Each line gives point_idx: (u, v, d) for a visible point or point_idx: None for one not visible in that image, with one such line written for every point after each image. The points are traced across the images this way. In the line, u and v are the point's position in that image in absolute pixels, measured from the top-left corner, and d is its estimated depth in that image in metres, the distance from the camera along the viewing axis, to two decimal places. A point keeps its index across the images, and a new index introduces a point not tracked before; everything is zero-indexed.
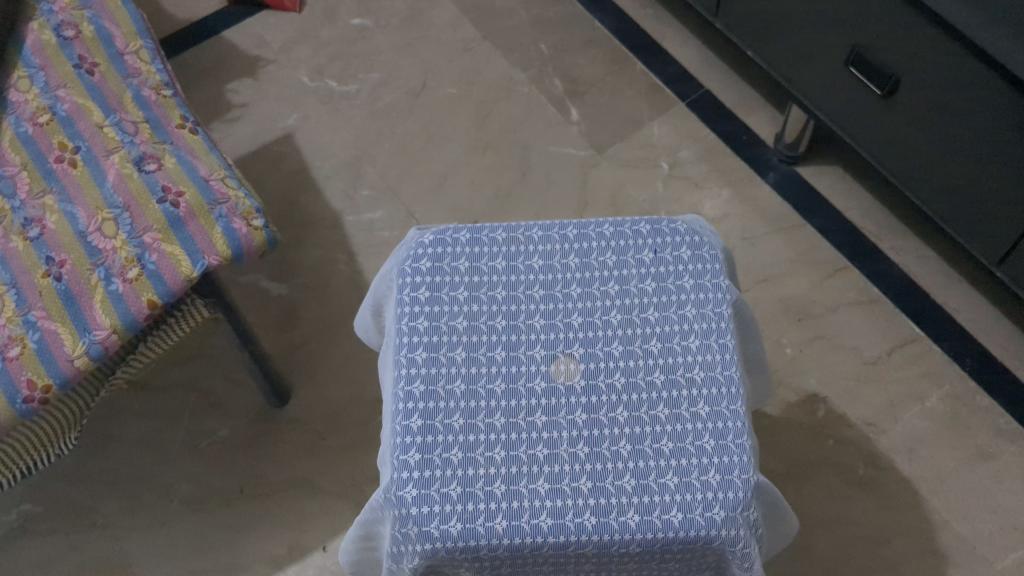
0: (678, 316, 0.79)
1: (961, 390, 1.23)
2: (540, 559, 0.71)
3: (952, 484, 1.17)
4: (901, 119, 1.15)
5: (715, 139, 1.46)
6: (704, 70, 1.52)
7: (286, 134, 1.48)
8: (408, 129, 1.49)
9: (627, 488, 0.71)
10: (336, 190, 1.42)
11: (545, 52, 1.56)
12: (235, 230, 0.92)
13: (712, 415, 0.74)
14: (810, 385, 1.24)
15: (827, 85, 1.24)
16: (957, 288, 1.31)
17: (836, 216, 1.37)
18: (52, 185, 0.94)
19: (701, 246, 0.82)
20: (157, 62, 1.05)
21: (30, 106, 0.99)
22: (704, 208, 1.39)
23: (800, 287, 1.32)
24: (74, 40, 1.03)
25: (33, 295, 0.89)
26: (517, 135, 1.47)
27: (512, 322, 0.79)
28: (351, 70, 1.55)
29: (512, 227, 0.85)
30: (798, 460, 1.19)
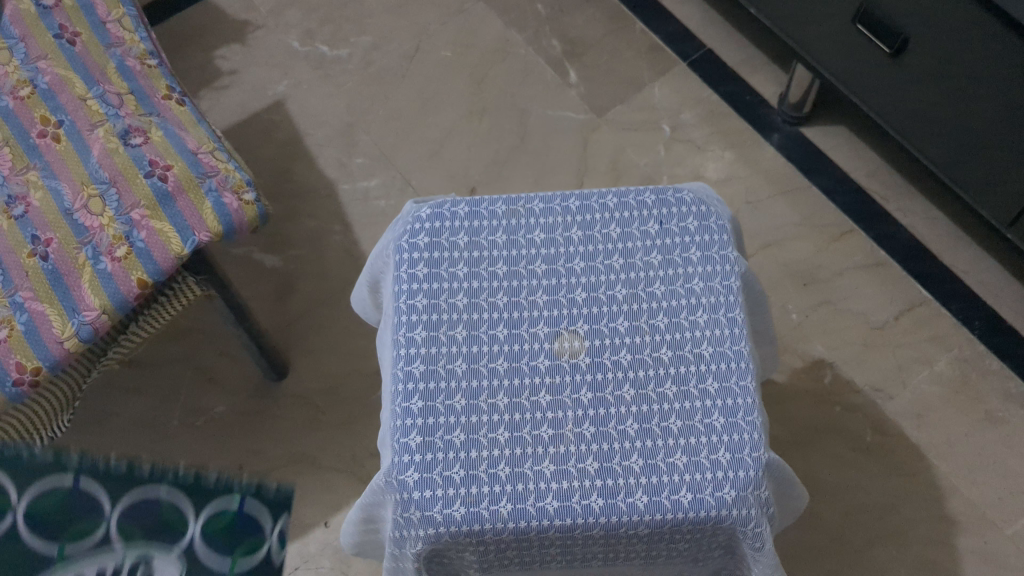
0: (685, 289, 0.76)
1: (970, 353, 1.21)
2: (547, 541, 0.70)
3: (961, 448, 1.15)
4: (911, 77, 1.12)
5: (717, 99, 1.42)
6: (705, 28, 1.48)
7: (276, 101, 1.45)
8: (401, 94, 1.45)
9: (636, 468, 0.69)
10: (330, 159, 1.39)
11: (542, 11, 1.52)
12: (226, 205, 0.89)
13: (722, 392, 0.72)
14: (817, 352, 1.22)
15: (832, 43, 1.21)
16: (965, 250, 1.28)
17: (842, 177, 1.34)
18: (35, 160, 0.92)
19: (707, 216, 0.80)
20: (141, 30, 1.01)
21: (10, 78, 0.96)
22: (707, 171, 1.36)
23: (806, 251, 1.29)
24: (54, 8, 1.00)
25: (19, 274, 0.86)
26: (515, 98, 1.44)
27: (514, 298, 0.77)
28: (341, 34, 1.51)
29: (512, 199, 0.82)
30: (805, 427, 1.18)
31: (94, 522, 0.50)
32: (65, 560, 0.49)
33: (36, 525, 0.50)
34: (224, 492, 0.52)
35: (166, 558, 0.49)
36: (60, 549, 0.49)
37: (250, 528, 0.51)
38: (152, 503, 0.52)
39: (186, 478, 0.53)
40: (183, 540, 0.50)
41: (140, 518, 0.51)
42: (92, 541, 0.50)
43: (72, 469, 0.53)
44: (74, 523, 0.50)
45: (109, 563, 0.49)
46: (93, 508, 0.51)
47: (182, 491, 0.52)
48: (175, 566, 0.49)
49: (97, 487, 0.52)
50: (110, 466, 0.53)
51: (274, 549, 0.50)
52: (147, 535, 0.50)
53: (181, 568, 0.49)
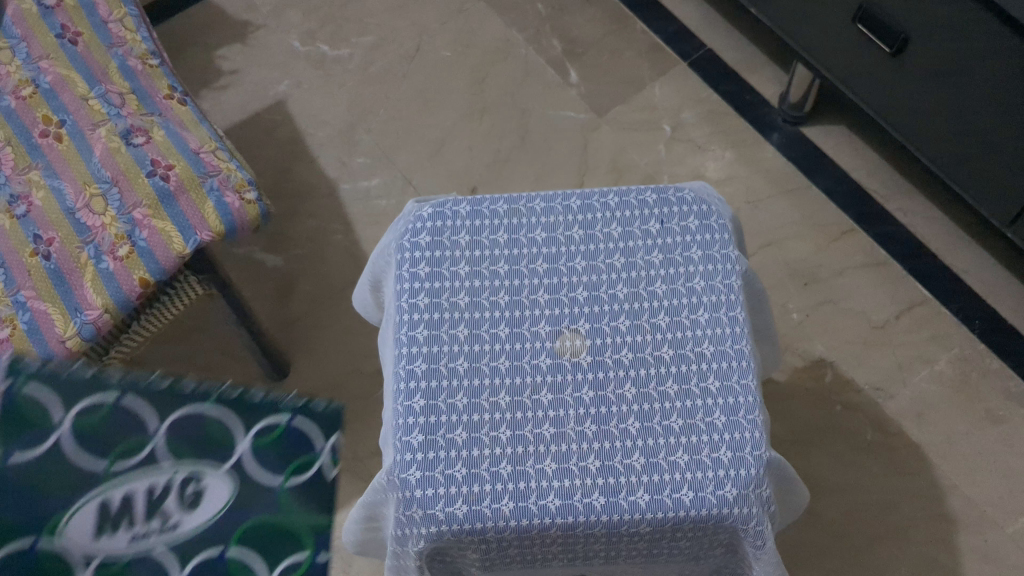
0: (686, 288, 0.77)
1: (970, 352, 1.21)
2: (548, 539, 0.70)
3: (962, 447, 1.16)
4: (911, 78, 1.12)
5: (718, 99, 1.42)
6: (705, 28, 1.49)
7: (277, 101, 1.45)
8: (402, 93, 1.45)
9: (637, 466, 0.69)
10: (331, 158, 1.39)
11: (542, 11, 1.52)
12: (227, 204, 0.89)
13: (723, 390, 0.72)
14: (818, 351, 1.23)
15: (833, 42, 1.21)
16: (966, 249, 1.29)
17: (842, 177, 1.35)
18: (37, 159, 0.92)
19: (708, 215, 0.80)
20: (142, 30, 1.01)
21: (12, 78, 0.96)
22: (708, 171, 1.36)
23: (807, 250, 1.29)
24: (56, 9, 1.00)
25: (21, 274, 0.86)
26: (515, 98, 1.44)
27: (516, 297, 0.77)
28: (342, 34, 1.51)
29: (513, 198, 0.82)
30: (807, 426, 1.18)
31: (140, 439, 0.44)
32: (112, 476, 0.43)
33: (79, 439, 0.43)
34: (272, 410, 0.48)
35: (220, 474, 0.45)
36: (108, 465, 0.43)
37: (302, 446, 0.48)
38: (198, 420, 0.46)
39: (233, 392, 0.48)
40: (232, 458, 0.46)
41: (187, 436, 0.45)
42: (137, 459, 0.44)
43: (111, 385, 0.45)
44: (119, 438, 0.44)
45: (159, 479, 0.43)
46: (135, 424, 0.45)
47: (229, 410, 0.47)
48: (227, 482, 0.45)
49: (141, 407, 0.45)
50: (149, 380, 0.47)
51: (327, 466, 0.48)
52: (197, 452, 0.45)
53: (235, 484, 0.45)
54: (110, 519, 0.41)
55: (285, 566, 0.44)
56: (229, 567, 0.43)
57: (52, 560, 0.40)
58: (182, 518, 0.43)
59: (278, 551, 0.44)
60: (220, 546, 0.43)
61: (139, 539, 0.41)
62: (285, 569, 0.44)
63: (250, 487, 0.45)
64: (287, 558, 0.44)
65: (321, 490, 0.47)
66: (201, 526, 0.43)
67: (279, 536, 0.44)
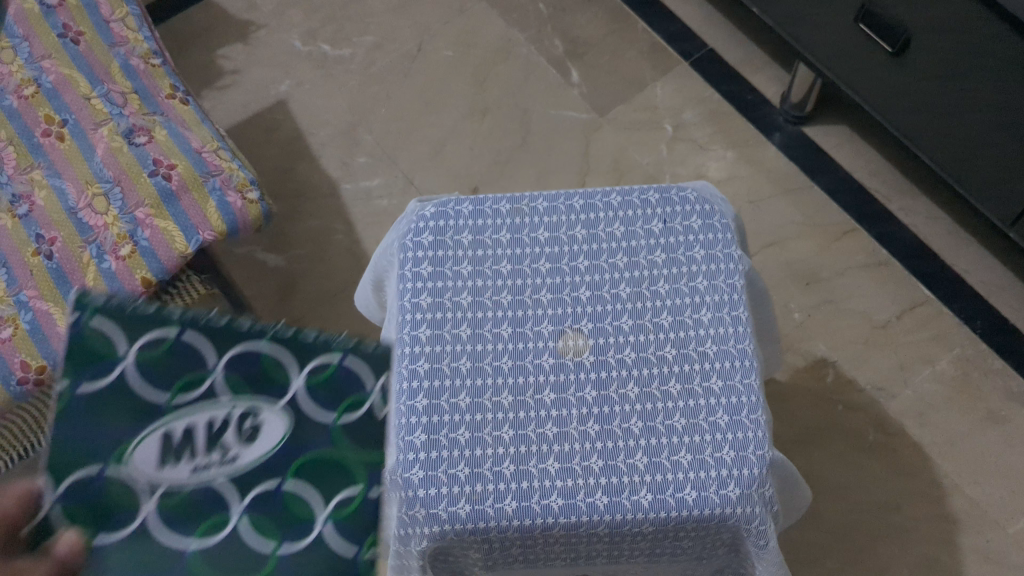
0: (689, 288, 0.77)
1: (972, 352, 1.21)
2: (551, 539, 0.70)
3: (963, 447, 1.16)
4: (913, 77, 1.12)
5: (719, 99, 1.42)
6: (707, 27, 1.49)
7: (279, 101, 1.45)
8: (404, 93, 1.45)
9: (640, 466, 0.69)
10: (332, 158, 1.39)
11: (544, 11, 1.52)
12: (230, 204, 0.90)
13: (726, 390, 0.72)
14: (819, 351, 1.23)
15: (834, 42, 1.21)
16: (967, 249, 1.28)
17: (844, 177, 1.35)
18: (40, 159, 0.92)
19: (712, 215, 0.80)
20: (144, 29, 1.01)
21: (14, 78, 0.96)
22: (709, 171, 1.36)
23: (809, 250, 1.29)
24: (58, 8, 1.00)
25: (24, 274, 0.87)
26: (517, 98, 1.44)
27: (519, 297, 0.77)
28: (344, 34, 1.51)
29: (516, 198, 0.82)
30: (809, 426, 1.18)
31: (200, 373, 0.52)
32: (173, 408, 0.51)
33: (143, 373, 0.51)
34: (325, 350, 0.54)
35: (275, 409, 0.52)
36: (170, 398, 0.51)
37: (353, 386, 0.54)
38: (254, 356, 0.53)
39: (285, 334, 0.54)
40: (289, 395, 0.53)
41: (245, 372, 0.52)
42: (200, 392, 0.51)
43: (172, 323, 0.52)
44: (178, 373, 0.51)
45: (219, 414, 0.51)
46: (197, 361, 0.52)
47: (284, 351, 0.53)
48: (283, 419, 0.52)
49: (198, 341, 0.52)
50: (209, 319, 0.52)
51: (377, 406, 0.54)
52: (254, 389, 0.52)
53: (290, 419, 0.53)
54: (174, 450, 0.50)
55: (338, 500, 0.51)
56: (286, 498, 0.51)
57: (121, 484, 0.48)
58: (240, 452, 0.51)
59: (331, 482, 0.52)
60: (278, 480, 0.51)
61: (200, 470, 0.49)
62: (339, 501, 0.51)
63: (304, 422, 0.53)
64: (341, 492, 0.52)
65: (372, 426, 0.54)
66: (258, 460, 0.51)
67: (330, 469, 0.52)
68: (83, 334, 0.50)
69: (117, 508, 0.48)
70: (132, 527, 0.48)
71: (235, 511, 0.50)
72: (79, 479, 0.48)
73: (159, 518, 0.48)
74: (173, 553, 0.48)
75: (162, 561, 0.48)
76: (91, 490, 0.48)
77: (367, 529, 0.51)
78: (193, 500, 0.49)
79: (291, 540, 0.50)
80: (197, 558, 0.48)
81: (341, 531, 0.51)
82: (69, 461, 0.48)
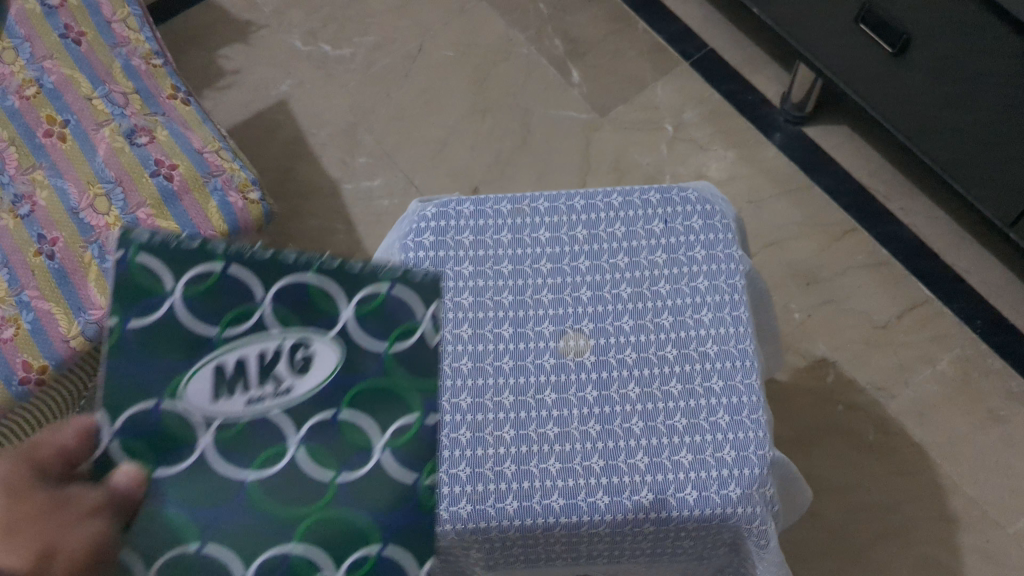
0: (690, 288, 0.77)
1: (972, 352, 1.21)
2: (552, 539, 0.70)
3: (963, 447, 1.16)
4: (913, 77, 1.12)
5: (720, 99, 1.42)
6: (707, 28, 1.49)
7: (279, 101, 1.45)
8: (404, 93, 1.45)
9: (641, 466, 0.69)
10: (333, 158, 1.40)
11: (544, 11, 1.52)
12: (231, 204, 0.90)
13: (726, 390, 0.72)
14: (819, 351, 1.23)
15: (834, 43, 1.21)
16: (967, 249, 1.28)
17: (844, 177, 1.35)
18: (41, 159, 0.92)
19: (713, 215, 0.80)
20: (145, 29, 1.02)
21: (15, 78, 0.96)
22: (709, 171, 1.36)
23: (809, 250, 1.29)
24: (60, 8, 1.00)
25: (25, 274, 0.87)
26: (517, 98, 1.44)
27: (520, 297, 0.77)
28: (344, 34, 1.51)
29: (517, 198, 0.82)
30: (809, 426, 1.18)
31: (249, 306, 0.50)
32: (225, 340, 0.49)
33: (192, 307, 0.49)
34: (372, 280, 0.52)
35: (326, 341, 0.50)
36: (220, 330, 0.49)
37: (402, 314, 0.52)
38: (302, 288, 0.50)
39: (334, 264, 0.51)
40: (339, 325, 0.51)
41: (293, 303, 0.50)
42: (250, 324, 0.49)
43: (217, 256, 0.50)
44: (228, 307, 0.49)
45: (270, 346, 0.49)
46: (244, 294, 0.50)
47: (332, 281, 0.51)
48: (334, 348, 0.50)
49: (245, 275, 0.50)
50: (254, 252, 0.50)
51: (429, 332, 0.52)
52: (304, 320, 0.50)
53: (342, 350, 0.51)
54: (226, 383, 0.48)
55: (395, 428, 0.50)
56: (342, 427, 0.50)
57: (178, 419, 0.48)
58: (293, 383, 0.49)
59: (388, 409, 0.51)
60: (334, 410, 0.50)
61: (255, 401, 0.48)
62: (396, 430, 0.50)
63: (355, 353, 0.51)
64: (398, 419, 0.51)
65: (422, 355, 0.52)
66: (313, 391, 0.49)
67: (384, 398, 0.51)
68: (131, 270, 0.49)
69: (176, 442, 0.47)
70: (190, 459, 0.47)
71: (292, 441, 0.49)
72: (136, 414, 0.48)
73: (217, 450, 0.48)
74: (234, 483, 0.48)
75: (224, 492, 0.48)
76: (149, 424, 0.47)
77: (425, 457, 0.50)
78: (250, 431, 0.48)
79: (349, 469, 0.49)
80: (257, 488, 0.48)
81: (399, 457, 0.50)
82: (125, 396, 0.48)
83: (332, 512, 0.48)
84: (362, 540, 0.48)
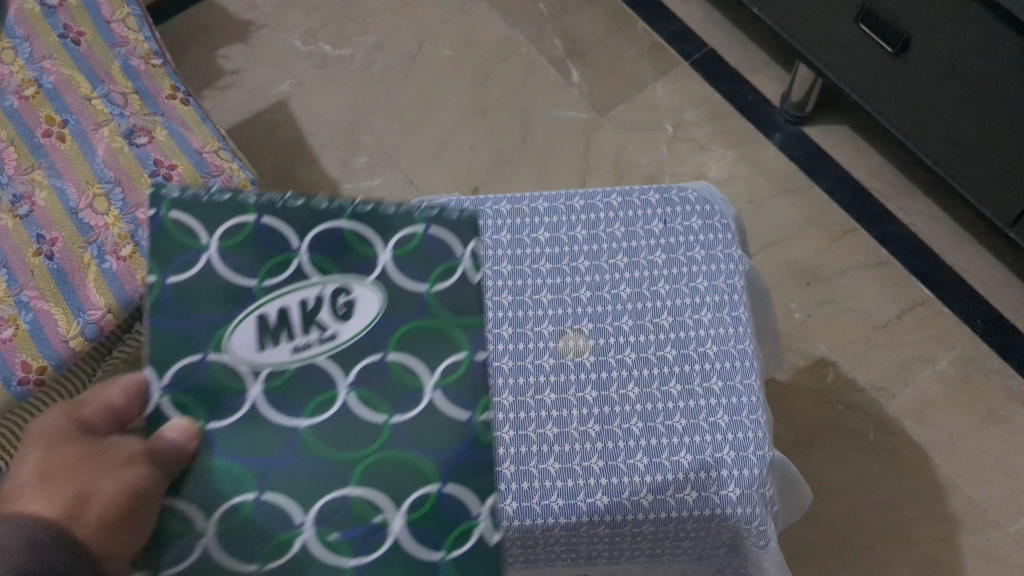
0: (689, 289, 0.77)
1: (972, 352, 1.21)
2: (551, 539, 0.70)
3: (963, 446, 1.16)
4: (912, 77, 1.12)
5: (720, 98, 1.42)
6: (707, 27, 1.49)
7: (279, 101, 1.45)
8: (404, 92, 1.45)
9: (640, 466, 0.69)
10: (332, 158, 1.40)
11: (544, 11, 1.52)
12: None
13: (726, 390, 0.72)
14: (819, 351, 1.23)
15: (835, 42, 1.21)
16: (968, 249, 1.28)
17: (844, 177, 1.35)
18: (40, 159, 0.92)
19: (712, 215, 0.80)
20: (145, 29, 1.01)
21: (14, 78, 0.96)
22: (709, 170, 1.36)
23: (808, 250, 1.29)
24: (59, 8, 1.00)
25: (24, 274, 0.87)
26: (517, 97, 1.44)
27: (520, 297, 0.77)
28: (344, 34, 1.51)
29: (516, 198, 0.82)
30: (809, 426, 1.18)
31: (286, 254, 0.49)
32: (264, 291, 0.49)
33: (227, 260, 0.49)
34: (407, 222, 0.52)
35: (366, 285, 0.50)
36: (258, 282, 0.49)
37: (441, 253, 0.51)
38: (337, 233, 0.50)
39: (366, 207, 0.51)
40: (378, 268, 0.50)
41: (329, 249, 0.50)
42: (289, 273, 0.49)
43: (249, 207, 0.50)
44: (264, 256, 0.49)
45: (311, 293, 0.49)
46: (280, 243, 0.50)
47: (367, 225, 0.51)
48: (375, 290, 0.50)
49: (278, 223, 0.50)
50: (286, 201, 0.50)
51: (470, 270, 0.51)
52: (342, 265, 0.50)
53: (383, 292, 0.50)
54: (270, 332, 0.48)
55: (445, 366, 0.49)
56: (390, 369, 0.49)
57: (222, 371, 0.47)
58: (338, 328, 0.49)
59: (437, 349, 0.49)
60: (381, 352, 0.49)
61: (301, 348, 0.48)
62: (445, 368, 0.49)
63: (397, 295, 0.50)
64: (447, 357, 0.49)
65: (466, 291, 0.51)
66: (357, 335, 0.49)
67: (431, 336, 0.50)
68: (164, 226, 0.49)
69: (223, 394, 0.47)
70: (242, 410, 0.47)
71: (341, 386, 0.48)
72: (181, 369, 0.47)
73: (267, 400, 0.47)
74: (286, 431, 0.47)
75: (277, 439, 0.47)
76: (196, 378, 0.47)
77: (478, 393, 0.49)
78: (297, 379, 0.48)
79: (401, 410, 0.48)
80: (310, 433, 0.47)
81: (450, 395, 0.49)
82: (169, 351, 0.47)
83: (388, 453, 0.47)
84: (422, 480, 0.47)
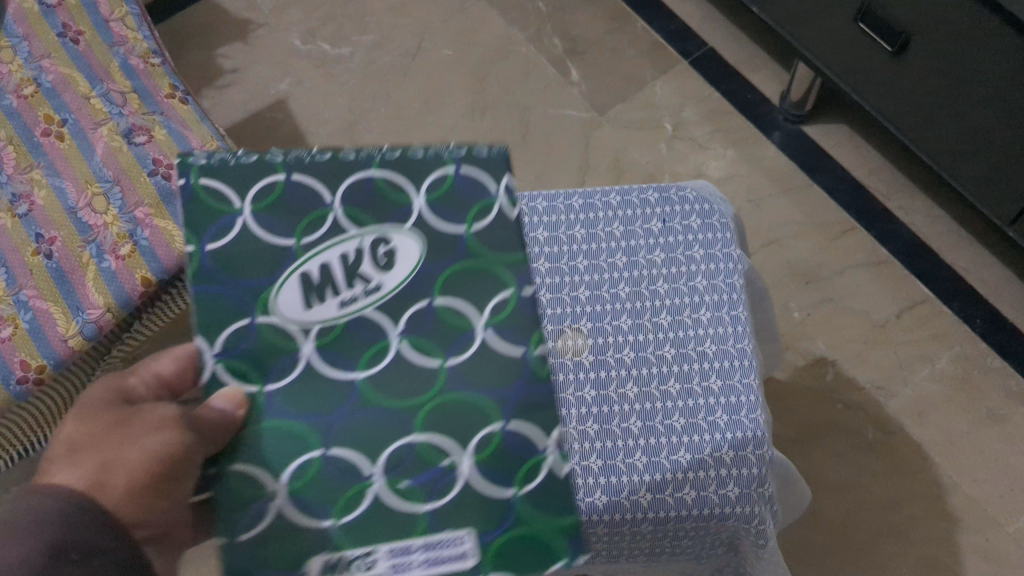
0: (688, 288, 0.77)
1: (971, 351, 1.21)
2: None
3: (962, 445, 1.16)
4: (911, 75, 1.12)
5: (719, 97, 1.42)
6: (706, 26, 1.48)
7: (278, 100, 1.45)
8: (403, 91, 1.45)
9: (639, 465, 0.69)
10: None
11: (543, 9, 1.52)
12: None
13: (725, 389, 0.72)
14: (818, 350, 1.23)
15: (834, 41, 1.21)
16: (967, 248, 1.28)
17: (843, 176, 1.35)
18: (39, 158, 0.92)
19: (710, 215, 0.80)
20: (144, 28, 1.01)
21: (13, 77, 0.97)
22: (708, 170, 1.36)
23: (808, 249, 1.29)
24: (58, 8, 1.00)
25: (22, 273, 0.87)
26: (516, 96, 1.44)
27: None
28: (343, 33, 1.51)
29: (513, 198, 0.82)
30: (808, 424, 1.18)
31: (321, 210, 0.51)
32: (304, 248, 0.50)
33: (262, 221, 0.50)
34: (437, 165, 0.53)
35: (404, 233, 0.51)
36: (297, 240, 0.50)
37: (475, 194, 0.53)
38: (369, 184, 0.52)
39: (394, 155, 0.53)
40: (414, 216, 0.52)
41: (362, 201, 0.51)
42: (327, 228, 0.50)
43: (276, 167, 0.51)
44: (301, 214, 0.51)
45: (351, 246, 0.50)
46: (315, 200, 0.51)
47: (396, 172, 0.53)
48: (414, 238, 0.51)
49: (309, 180, 0.51)
50: (313, 157, 0.52)
51: (506, 206, 0.53)
52: (377, 216, 0.51)
53: (422, 239, 0.51)
54: (315, 289, 0.49)
55: (493, 305, 0.51)
56: (440, 314, 0.50)
57: (271, 331, 0.48)
58: (382, 279, 0.50)
59: (485, 288, 0.51)
60: (429, 298, 0.50)
61: (348, 302, 0.49)
62: (494, 306, 0.51)
63: (436, 242, 0.51)
64: (494, 297, 0.51)
65: (502, 229, 0.52)
66: (401, 283, 0.50)
67: (476, 277, 0.51)
68: (198, 194, 0.50)
69: (276, 355, 0.48)
70: (297, 368, 0.48)
71: (393, 335, 0.49)
72: (233, 333, 0.48)
73: (320, 356, 0.48)
74: (344, 386, 0.48)
75: (335, 394, 0.48)
76: (245, 343, 0.48)
77: (528, 328, 0.51)
78: (348, 331, 0.49)
79: (455, 352, 0.50)
80: (368, 384, 0.48)
81: (502, 332, 0.50)
82: (215, 317, 0.48)
83: (447, 397, 0.48)
84: (485, 419, 0.48)
